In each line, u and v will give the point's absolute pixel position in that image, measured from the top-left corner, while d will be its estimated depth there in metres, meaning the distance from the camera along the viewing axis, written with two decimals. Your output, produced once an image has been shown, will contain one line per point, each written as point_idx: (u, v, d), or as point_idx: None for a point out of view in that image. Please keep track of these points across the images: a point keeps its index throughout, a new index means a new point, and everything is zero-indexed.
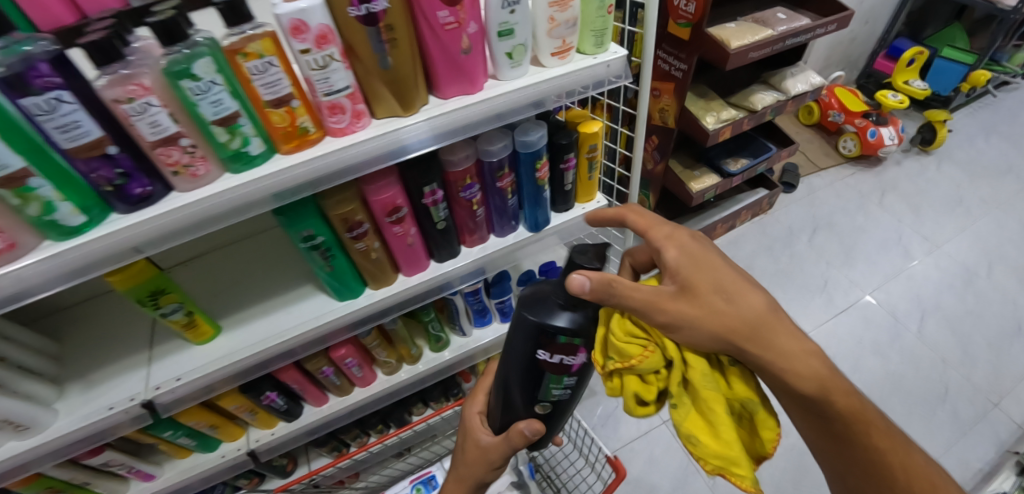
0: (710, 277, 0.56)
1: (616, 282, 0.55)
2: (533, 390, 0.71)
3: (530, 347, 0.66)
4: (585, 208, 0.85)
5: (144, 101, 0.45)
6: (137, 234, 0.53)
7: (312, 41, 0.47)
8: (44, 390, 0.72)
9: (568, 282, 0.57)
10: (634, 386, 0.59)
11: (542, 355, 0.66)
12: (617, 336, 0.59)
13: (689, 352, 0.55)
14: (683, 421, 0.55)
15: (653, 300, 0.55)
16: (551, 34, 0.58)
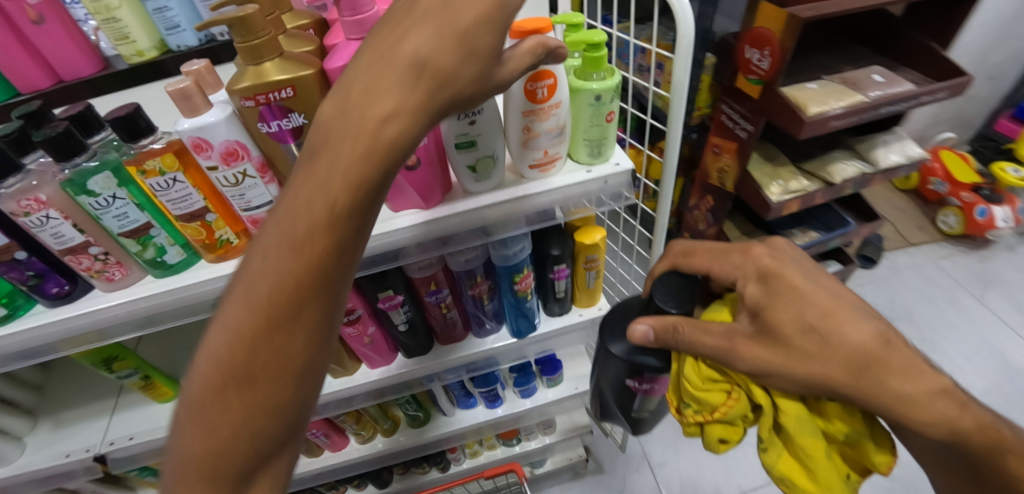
0: (793, 312, 0.46)
1: (681, 329, 0.50)
2: (624, 405, 0.66)
3: (618, 377, 0.61)
4: (582, 314, 0.73)
5: (42, 215, 0.41)
6: (54, 331, 0.49)
7: (217, 158, 0.40)
8: (15, 422, 0.71)
9: (630, 332, 0.53)
10: (718, 429, 0.52)
11: (633, 383, 0.61)
12: (693, 386, 0.51)
13: (780, 399, 0.48)
14: (777, 461, 0.50)
15: (727, 344, 0.48)
16: (528, 146, 0.47)
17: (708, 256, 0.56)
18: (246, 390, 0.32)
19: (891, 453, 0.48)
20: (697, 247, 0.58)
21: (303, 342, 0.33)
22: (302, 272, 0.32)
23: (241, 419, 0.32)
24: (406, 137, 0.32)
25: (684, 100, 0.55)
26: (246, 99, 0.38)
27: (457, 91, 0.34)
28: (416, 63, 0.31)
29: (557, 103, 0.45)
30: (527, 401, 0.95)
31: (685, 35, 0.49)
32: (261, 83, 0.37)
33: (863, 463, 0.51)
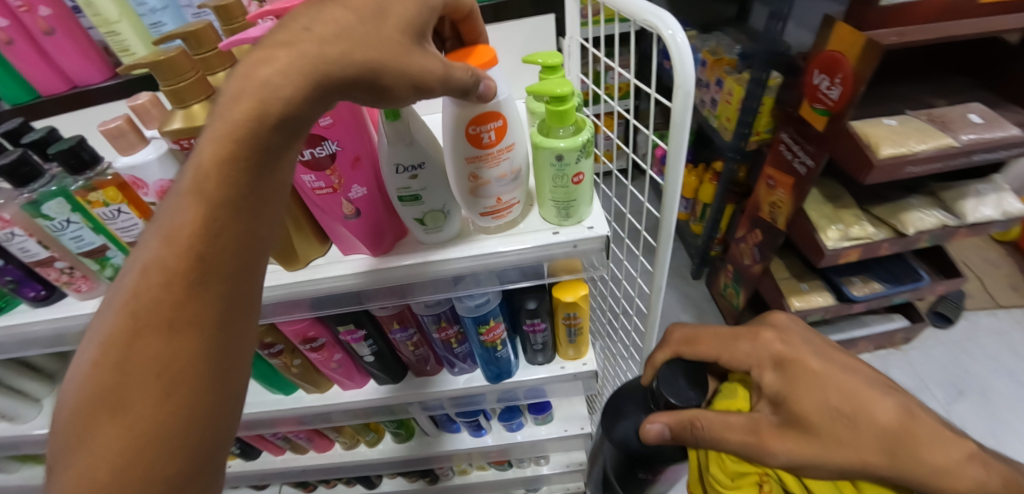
0: (816, 398, 0.41)
1: (701, 424, 0.41)
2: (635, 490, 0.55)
3: (626, 468, 0.50)
4: (565, 368, 0.66)
5: (7, 231, 0.42)
6: (30, 329, 0.52)
7: (153, 196, 0.40)
8: (34, 386, 0.78)
9: (644, 433, 0.43)
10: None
11: (645, 474, 0.50)
12: (722, 481, 0.44)
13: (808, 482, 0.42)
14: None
15: (754, 438, 0.41)
16: (477, 192, 0.42)
17: (715, 343, 0.49)
18: (120, 412, 0.27)
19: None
20: (700, 334, 0.51)
21: (185, 351, 0.28)
22: (178, 268, 0.28)
23: (116, 450, 0.26)
24: (300, 94, 0.28)
25: (684, 157, 0.47)
26: (175, 142, 0.37)
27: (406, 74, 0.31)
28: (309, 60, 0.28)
29: (510, 145, 0.41)
30: (516, 435, 0.90)
31: (682, 86, 0.42)
32: (189, 126, 0.36)
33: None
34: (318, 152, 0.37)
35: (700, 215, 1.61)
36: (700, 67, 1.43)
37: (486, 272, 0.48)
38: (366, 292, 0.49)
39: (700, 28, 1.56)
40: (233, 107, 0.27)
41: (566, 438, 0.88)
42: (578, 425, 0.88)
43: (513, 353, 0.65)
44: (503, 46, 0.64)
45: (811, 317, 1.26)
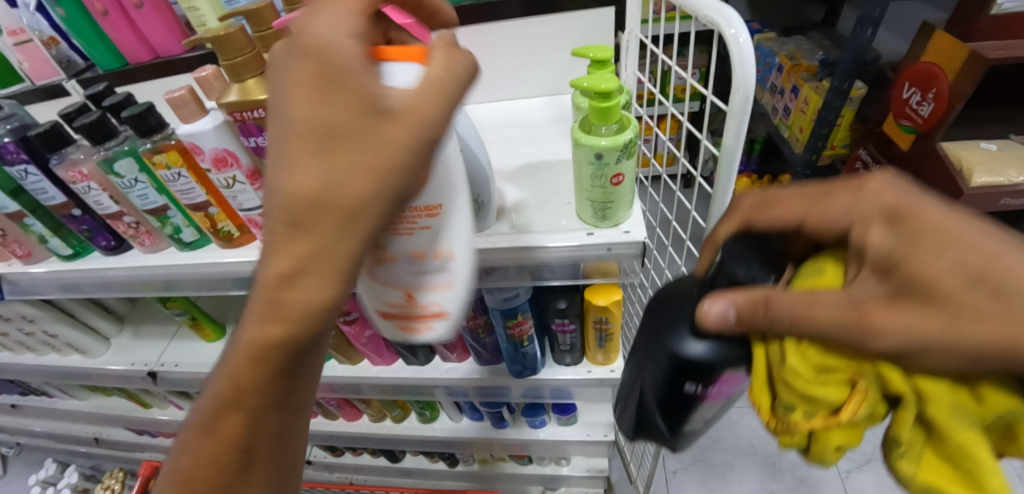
0: (938, 263, 0.24)
1: (778, 305, 0.28)
2: (677, 423, 0.39)
3: (670, 378, 0.36)
4: (591, 372, 0.64)
5: (85, 185, 0.48)
6: (102, 274, 0.58)
7: (210, 162, 0.42)
8: (105, 325, 0.88)
9: (703, 317, 0.31)
10: (839, 435, 0.27)
11: (693, 390, 0.35)
12: (796, 375, 0.27)
13: (930, 387, 0.24)
14: (927, 485, 0.25)
15: (852, 316, 0.25)
16: (381, 275, 0.36)
17: (799, 203, 0.33)
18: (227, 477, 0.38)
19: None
20: (778, 197, 0.34)
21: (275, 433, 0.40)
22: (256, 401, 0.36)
23: None
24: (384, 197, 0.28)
25: (737, 168, 0.44)
26: (231, 113, 0.39)
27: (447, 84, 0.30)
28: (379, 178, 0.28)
29: (431, 208, 0.34)
30: (538, 432, 0.88)
31: (740, 90, 0.39)
32: (243, 100, 0.38)
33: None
34: None
35: None
36: (775, 72, 1.33)
37: (518, 267, 0.47)
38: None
39: (780, 30, 1.44)
40: (270, 328, 0.32)
41: (588, 443, 0.86)
42: (602, 432, 0.86)
43: (541, 350, 0.63)
44: (560, 34, 0.61)
45: None
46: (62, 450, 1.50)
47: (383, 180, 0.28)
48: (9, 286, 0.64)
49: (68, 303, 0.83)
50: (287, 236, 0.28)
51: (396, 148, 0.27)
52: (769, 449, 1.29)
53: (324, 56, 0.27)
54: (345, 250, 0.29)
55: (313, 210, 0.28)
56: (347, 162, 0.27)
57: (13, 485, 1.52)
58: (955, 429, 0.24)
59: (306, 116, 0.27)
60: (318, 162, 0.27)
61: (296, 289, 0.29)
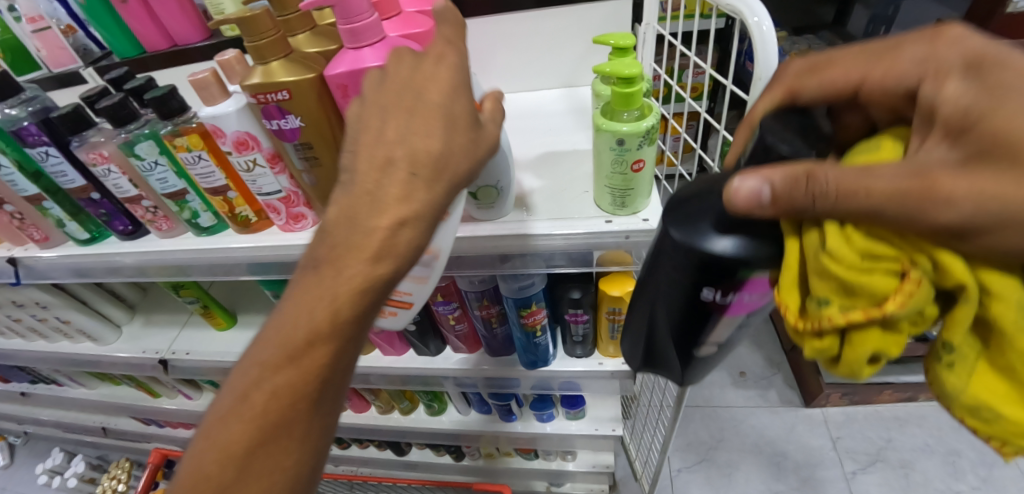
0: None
1: (823, 177, 0.24)
2: (693, 335, 0.38)
3: (691, 282, 0.33)
4: (603, 364, 0.64)
5: (105, 168, 0.48)
6: (117, 259, 0.58)
7: (231, 145, 0.42)
8: (116, 312, 0.88)
9: (731, 200, 0.27)
10: (877, 339, 0.24)
11: (710, 295, 0.33)
12: (837, 268, 0.24)
13: (996, 280, 0.22)
14: (976, 396, 0.24)
15: (919, 182, 0.22)
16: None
17: (858, 62, 0.32)
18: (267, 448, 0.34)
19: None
20: (834, 58, 0.33)
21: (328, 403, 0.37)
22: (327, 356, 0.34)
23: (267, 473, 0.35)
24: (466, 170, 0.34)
25: None
26: (253, 96, 0.38)
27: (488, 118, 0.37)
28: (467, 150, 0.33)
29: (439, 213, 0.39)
30: (546, 426, 0.88)
31: (762, 79, 0.39)
32: (265, 82, 0.37)
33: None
34: None
35: None
36: None
37: (535, 254, 0.47)
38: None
39: (792, 29, 1.44)
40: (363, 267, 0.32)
41: (596, 438, 0.86)
42: (610, 427, 0.86)
43: (553, 341, 0.63)
44: (576, 25, 0.61)
45: None
46: (69, 440, 1.51)
47: (475, 168, 0.34)
48: (25, 270, 0.65)
49: (81, 289, 0.83)
50: (407, 185, 0.31)
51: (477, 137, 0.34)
52: (774, 449, 1.29)
53: (456, 70, 0.34)
54: (441, 210, 0.33)
55: (433, 168, 0.32)
56: (461, 141, 0.33)
57: (21, 473, 1.54)
58: (1017, 327, 0.22)
59: (439, 101, 0.33)
60: (442, 133, 0.32)
61: (401, 230, 0.32)
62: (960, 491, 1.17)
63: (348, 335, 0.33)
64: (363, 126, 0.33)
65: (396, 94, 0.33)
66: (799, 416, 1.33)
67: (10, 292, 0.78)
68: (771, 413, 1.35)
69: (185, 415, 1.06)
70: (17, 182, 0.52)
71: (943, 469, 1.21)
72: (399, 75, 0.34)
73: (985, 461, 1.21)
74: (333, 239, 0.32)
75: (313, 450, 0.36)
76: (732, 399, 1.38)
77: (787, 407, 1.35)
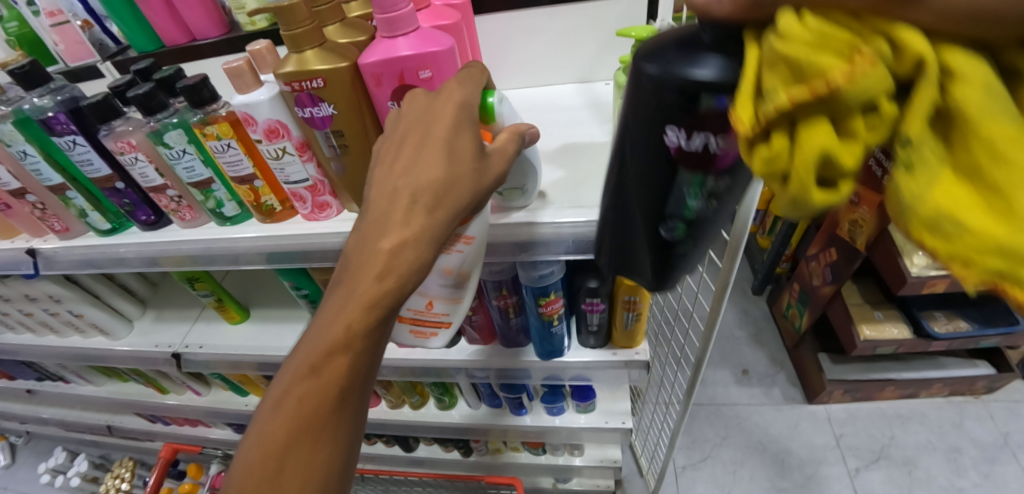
0: None
1: None
2: (657, 205, 0.33)
3: (649, 121, 0.29)
4: (616, 355, 0.65)
5: (132, 156, 0.49)
6: (139, 249, 0.59)
7: (262, 133, 0.43)
8: (128, 307, 0.89)
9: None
10: (828, 137, 0.19)
11: (672, 140, 0.29)
12: (782, 47, 0.19)
13: (959, 55, 0.18)
14: (938, 203, 0.18)
15: None
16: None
17: None
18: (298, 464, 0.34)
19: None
20: None
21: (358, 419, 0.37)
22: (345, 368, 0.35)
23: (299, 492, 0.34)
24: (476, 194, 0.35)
25: None
26: (286, 84, 0.39)
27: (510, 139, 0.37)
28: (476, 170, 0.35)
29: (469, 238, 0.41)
30: (555, 419, 0.89)
31: None
32: (299, 70, 0.38)
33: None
34: None
35: (770, 228, 1.51)
36: None
37: (553, 242, 0.48)
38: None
39: None
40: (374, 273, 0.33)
41: (606, 431, 0.87)
42: (620, 420, 0.87)
43: (568, 331, 0.64)
44: (592, 22, 0.63)
45: (883, 348, 1.18)
46: (72, 439, 1.50)
47: (479, 196, 0.36)
48: (43, 261, 0.66)
49: (94, 284, 0.83)
50: (410, 209, 0.34)
51: (483, 161, 0.35)
52: (778, 446, 1.30)
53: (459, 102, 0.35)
54: (447, 226, 0.35)
55: (432, 196, 0.34)
56: (464, 172, 0.34)
57: (22, 472, 1.53)
58: (988, 112, 0.17)
59: (441, 131, 0.34)
60: (443, 164, 0.34)
61: (409, 246, 0.34)
62: (963, 487, 1.19)
63: (367, 343, 0.34)
64: (379, 161, 0.36)
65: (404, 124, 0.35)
66: (803, 413, 1.35)
67: (24, 286, 0.79)
68: (775, 411, 1.36)
69: (194, 411, 1.06)
70: (42, 172, 0.53)
71: (945, 466, 1.22)
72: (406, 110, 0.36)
73: (986, 457, 1.23)
74: (352, 256, 0.35)
75: (340, 462, 0.36)
76: (736, 397, 1.40)
77: (790, 405, 1.37)
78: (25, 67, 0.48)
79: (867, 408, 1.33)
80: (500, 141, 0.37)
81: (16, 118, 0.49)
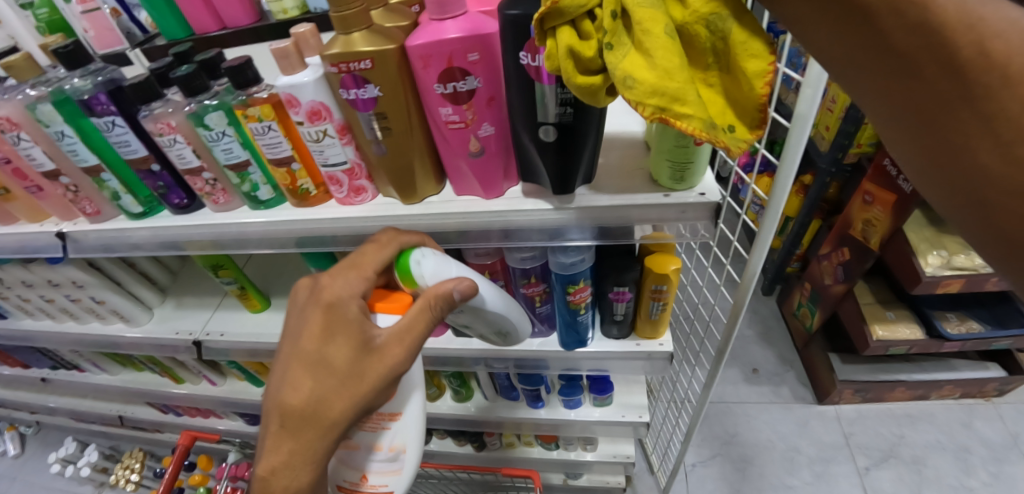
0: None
1: None
2: (528, 114, 0.41)
3: (510, 48, 0.37)
4: (640, 345, 0.66)
5: (171, 138, 0.49)
6: (170, 231, 0.60)
7: (304, 115, 0.43)
8: (148, 294, 0.89)
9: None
10: (569, 35, 0.33)
11: (525, 62, 0.37)
12: None
13: None
14: (624, 64, 0.33)
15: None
16: (349, 453, 0.53)
17: None
18: None
19: (770, 58, 0.33)
20: None
21: None
22: None
23: None
24: (350, 405, 0.45)
25: (806, 140, 0.44)
26: (332, 65, 0.40)
27: (404, 324, 0.46)
28: (341, 390, 0.45)
29: (394, 414, 0.52)
30: (571, 412, 0.89)
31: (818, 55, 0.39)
32: (347, 51, 0.38)
33: (753, 105, 0.34)
34: (459, 86, 0.39)
35: (780, 228, 1.51)
36: None
37: (584, 227, 0.49)
38: (468, 233, 0.51)
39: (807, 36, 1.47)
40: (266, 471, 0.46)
41: (622, 424, 0.87)
42: (636, 414, 0.87)
43: (591, 321, 0.64)
44: None
45: (894, 348, 1.18)
46: (82, 430, 1.50)
47: (356, 406, 0.45)
48: (72, 244, 0.67)
49: (115, 270, 0.84)
50: (284, 429, 0.46)
51: (356, 375, 0.45)
52: (787, 445, 1.30)
53: (334, 308, 0.46)
54: (327, 431, 0.46)
55: (300, 417, 0.45)
56: (331, 387, 0.45)
57: (32, 462, 1.53)
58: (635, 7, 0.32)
59: (312, 352, 0.45)
60: (310, 386, 0.45)
61: (290, 454, 0.46)
62: (972, 486, 1.19)
63: None
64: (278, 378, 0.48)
65: (287, 350, 0.47)
66: (811, 412, 1.35)
67: (47, 271, 0.79)
68: (784, 409, 1.36)
69: (210, 401, 1.06)
70: (78, 152, 0.53)
71: (956, 467, 1.22)
72: (294, 326, 0.48)
73: (996, 458, 1.23)
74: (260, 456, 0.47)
75: None
76: (745, 395, 1.40)
77: (799, 404, 1.37)
78: (66, 47, 0.49)
79: (877, 408, 1.33)
80: (376, 348, 0.45)
81: (55, 99, 0.49)
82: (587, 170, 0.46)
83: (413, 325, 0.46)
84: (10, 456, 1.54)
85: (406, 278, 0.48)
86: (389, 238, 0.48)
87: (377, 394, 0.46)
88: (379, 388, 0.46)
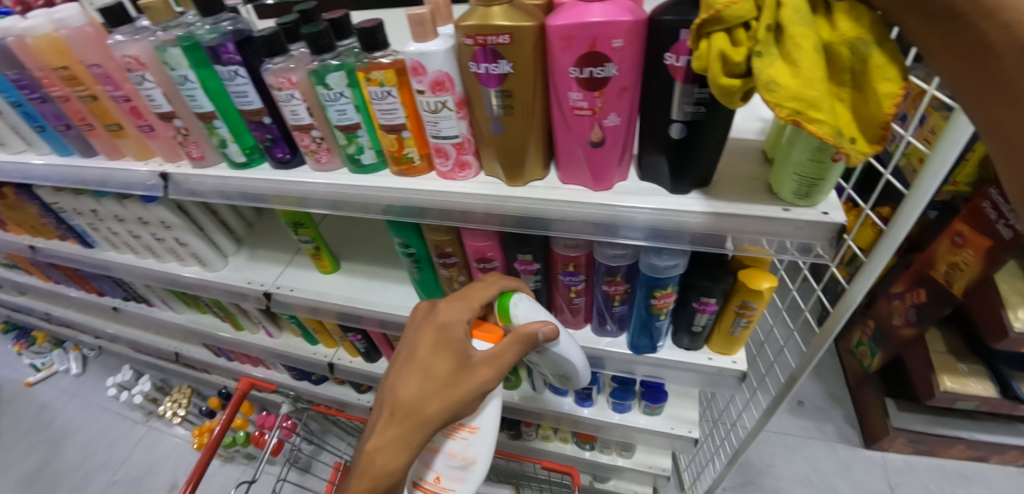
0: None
1: None
2: (661, 110, 0.41)
3: (654, 50, 0.38)
4: (712, 359, 0.63)
5: (289, 93, 0.50)
6: (267, 183, 0.62)
7: (427, 85, 0.43)
8: (225, 243, 0.93)
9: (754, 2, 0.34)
10: (723, 42, 0.32)
11: (670, 62, 0.38)
12: None
13: None
14: (767, 74, 0.31)
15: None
16: (424, 456, 0.56)
17: None
18: None
19: (903, 84, 0.30)
20: None
21: None
22: None
23: None
24: (445, 408, 0.48)
25: (946, 172, 0.41)
26: (468, 37, 0.39)
27: (497, 349, 0.49)
28: (443, 394, 0.48)
29: (472, 427, 0.55)
30: (617, 415, 0.88)
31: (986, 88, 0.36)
32: (484, 24, 0.38)
33: (876, 120, 0.32)
34: (595, 72, 0.38)
35: None
36: None
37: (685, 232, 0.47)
38: (559, 224, 0.50)
39: None
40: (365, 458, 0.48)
41: (670, 436, 0.85)
42: (686, 429, 0.85)
43: (665, 328, 0.63)
44: None
45: (960, 402, 1.11)
46: (139, 360, 1.60)
47: (449, 410, 0.48)
48: (172, 186, 0.70)
49: (200, 216, 0.88)
50: (387, 422, 0.49)
51: (456, 384, 0.48)
52: (825, 484, 1.24)
53: (444, 328, 0.50)
54: (424, 430, 0.48)
55: (402, 413, 0.48)
56: (432, 390, 0.48)
57: (91, 383, 1.65)
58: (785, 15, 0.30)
59: (422, 359, 0.49)
60: (417, 388, 0.48)
61: (389, 444, 0.48)
62: None
63: None
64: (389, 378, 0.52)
65: (401, 357, 0.52)
66: (856, 455, 1.29)
67: (140, 209, 0.84)
68: (826, 448, 1.31)
69: (266, 351, 1.10)
70: (196, 98, 0.55)
71: None
72: (407, 339, 0.52)
73: None
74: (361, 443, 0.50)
75: None
76: (786, 426, 1.35)
77: (843, 444, 1.31)
78: None
79: (930, 461, 1.25)
80: (477, 364, 0.49)
81: (186, 44, 0.52)
82: (705, 172, 0.45)
83: (510, 350, 0.49)
84: (74, 374, 1.69)
85: (502, 315, 0.52)
86: (494, 279, 0.54)
87: (469, 405, 0.49)
88: (471, 400, 0.49)
